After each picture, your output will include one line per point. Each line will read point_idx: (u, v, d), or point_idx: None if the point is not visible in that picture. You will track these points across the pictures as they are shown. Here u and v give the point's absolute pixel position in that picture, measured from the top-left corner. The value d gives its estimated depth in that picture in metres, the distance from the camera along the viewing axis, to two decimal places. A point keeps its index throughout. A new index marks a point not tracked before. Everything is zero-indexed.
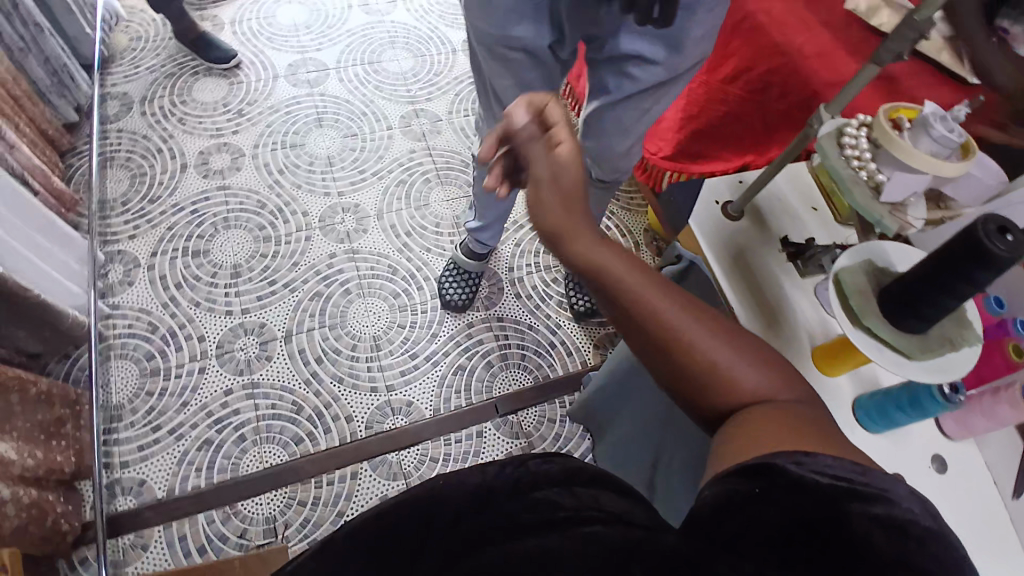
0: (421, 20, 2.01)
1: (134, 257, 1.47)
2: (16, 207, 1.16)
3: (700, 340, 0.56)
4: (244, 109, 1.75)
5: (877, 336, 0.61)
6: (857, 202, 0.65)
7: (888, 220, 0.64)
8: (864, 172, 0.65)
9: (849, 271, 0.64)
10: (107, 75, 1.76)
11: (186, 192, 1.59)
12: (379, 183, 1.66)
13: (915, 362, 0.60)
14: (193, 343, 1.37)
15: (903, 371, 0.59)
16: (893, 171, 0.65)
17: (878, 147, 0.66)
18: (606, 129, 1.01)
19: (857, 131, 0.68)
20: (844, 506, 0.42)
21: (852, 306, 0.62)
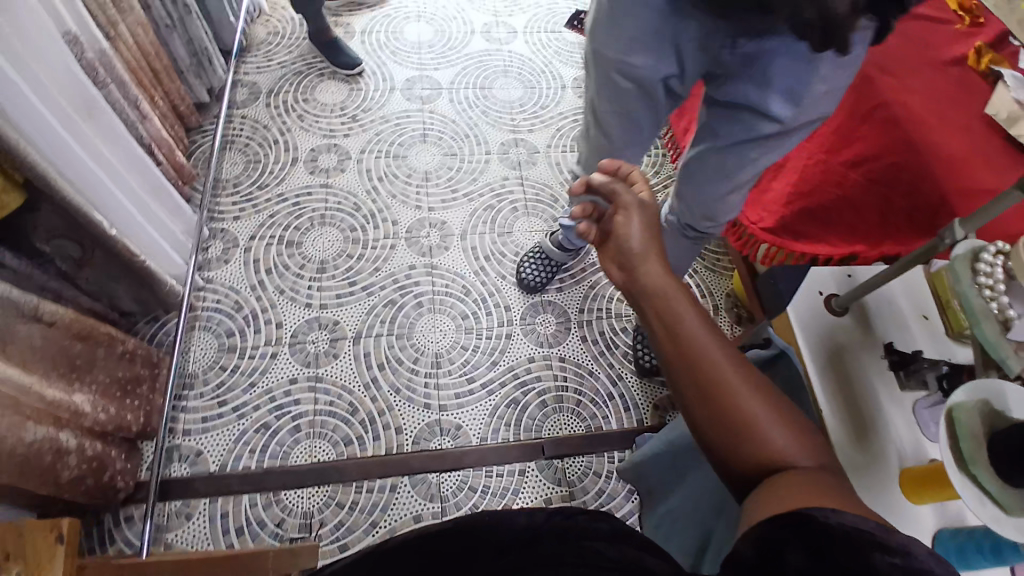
0: (537, 53, 2.06)
1: (235, 236, 1.58)
2: (139, 173, 1.25)
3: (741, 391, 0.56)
4: (358, 115, 1.85)
5: (978, 484, 0.55)
6: (982, 335, 0.61)
7: (1013, 360, 0.60)
8: (994, 305, 0.61)
9: (964, 409, 0.57)
10: (245, 66, 1.91)
11: (291, 185, 1.69)
12: (468, 204, 1.69)
13: (1014, 520, 0.53)
14: (271, 328, 1.44)
15: (999, 528, 0.53)
16: None
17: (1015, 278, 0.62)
18: (704, 170, 1.00)
19: (995, 258, 0.63)
20: (869, 557, 0.40)
21: (959, 448, 0.56)
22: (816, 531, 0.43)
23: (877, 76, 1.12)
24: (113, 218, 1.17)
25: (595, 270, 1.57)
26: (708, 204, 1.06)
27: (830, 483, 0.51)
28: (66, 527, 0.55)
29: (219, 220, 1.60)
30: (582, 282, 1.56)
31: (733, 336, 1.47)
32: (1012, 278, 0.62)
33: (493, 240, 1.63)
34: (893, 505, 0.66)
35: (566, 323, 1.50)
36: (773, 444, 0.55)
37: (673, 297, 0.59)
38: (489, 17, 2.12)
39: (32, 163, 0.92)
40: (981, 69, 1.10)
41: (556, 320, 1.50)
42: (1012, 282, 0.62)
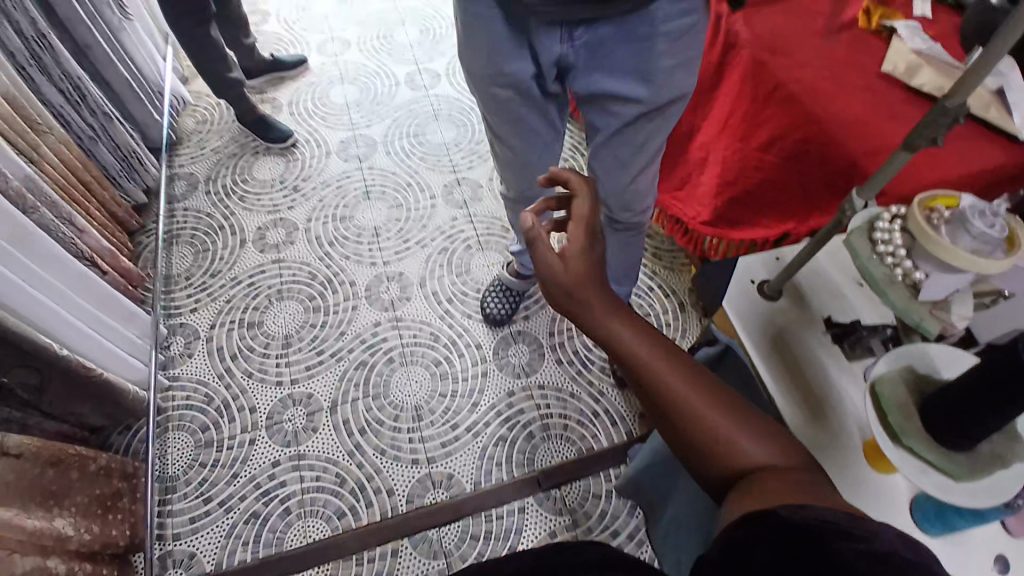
0: (463, 91, 2.11)
1: (195, 329, 1.56)
2: (82, 287, 1.24)
3: (705, 410, 0.58)
4: (299, 185, 1.86)
5: (920, 456, 0.58)
6: (893, 303, 0.64)
7: (926, 323, 0.63)
8: (899, 271, 0.64)
9: (883, 382, 0.62)
10: (179, 159, 1.92)
11: (244, 266, 1.68)
12: (422, 251, 1.70)
13: (962, 485, 0.58)
14: (246, 414, 1.41)
15: (948, 496, 0.57)
16: (930, 269, 0.63)
17: (914, 239, 0.64)
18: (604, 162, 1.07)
19: (891, 224, 0.66)
20: (832, 544, 0.41)
21: (892, 424, 0.59)
22: (786, 532, 0.43)
23: (767, 60, 1.15)
24: (63, 337, 1.16)
25: None
26: (622, 195, 1.12)
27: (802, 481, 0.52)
28: None
29: (176, 316, 1.58)
30: (547, 305, 1.57)
31: (703, 329, 1.49)
32: (911, 240, 0.64)
33: (453, 281, 1.64)
34: (865, 485, 0.67)
35: (539, 348, 1.50)
36: (746, 454, 0.56)
37: (624, 335, 0.61)
38: (411, 66, 2.17)
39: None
40: (873, 28, 1.17)
41: (528, 348, 1.50)
42: (913, 244, 0.64)
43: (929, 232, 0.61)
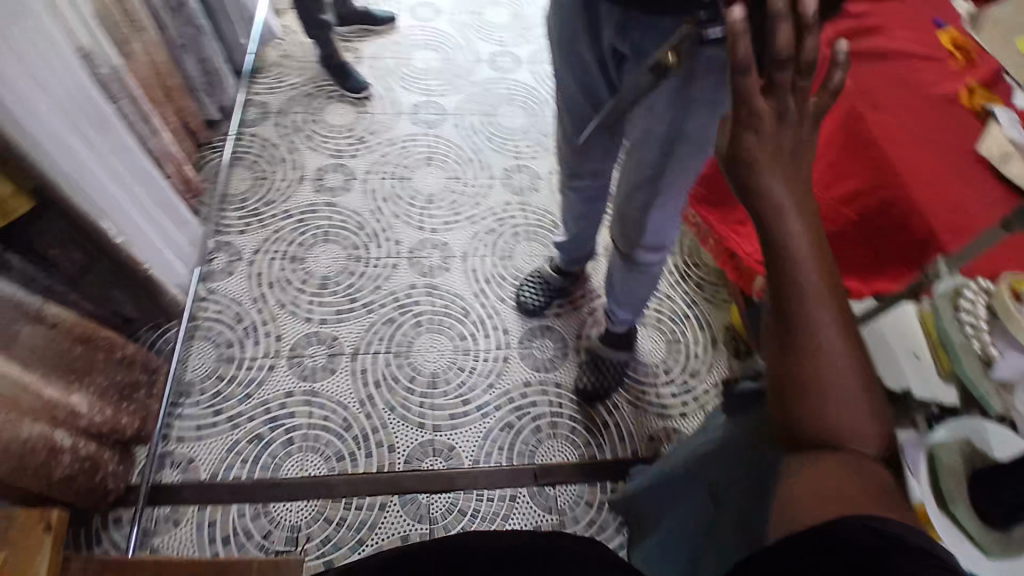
0: (541, 83, 2.11)
1: (239, 249, 1.60)
2: (147, 185, 1.27)
3: (837, 362, 0.49)
4: (366, 137, 1.89)
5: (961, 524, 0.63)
6: (965, 372, 0.73)
7: (993, 398, 0.71)
8: (976, 343, 0.74)
9: (940, 447, 0.66)
10: (256, 88, 1.96)
11: (297, 202, 1.72)
12: (471, 228, 1.72)
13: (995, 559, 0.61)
14: (270, 340, 1.44)
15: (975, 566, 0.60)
16: (1009, 348, 0.71)
17: (996, 318, 0.74)
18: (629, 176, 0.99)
19: (974, 300, 0.76)
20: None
21: (942, 488, 0.64)
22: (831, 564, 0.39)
23: (866, 113, 1.19)
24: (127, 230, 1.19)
25: (594, 297, 1.59)
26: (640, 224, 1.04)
27: (886, 485, 0.46)
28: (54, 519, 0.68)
29: (224, 235, 1.62)
30: (580, 308, 1.57)
31: (730, 368, 1.48)
32: (992, 319, 0.74)
33: (494, 262, 1.65)
34: None
35: (563, 348, 1.51)
36: (847, 418, 0.49)
37: (789, 231, 0.48)
38: (496, 47, 2.19)
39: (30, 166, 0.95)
40: (974, 108, 1.15)
41: (553, 345, 1.51)
42: (994, 322, 0.73)
43: (1013, 313, 0.71)
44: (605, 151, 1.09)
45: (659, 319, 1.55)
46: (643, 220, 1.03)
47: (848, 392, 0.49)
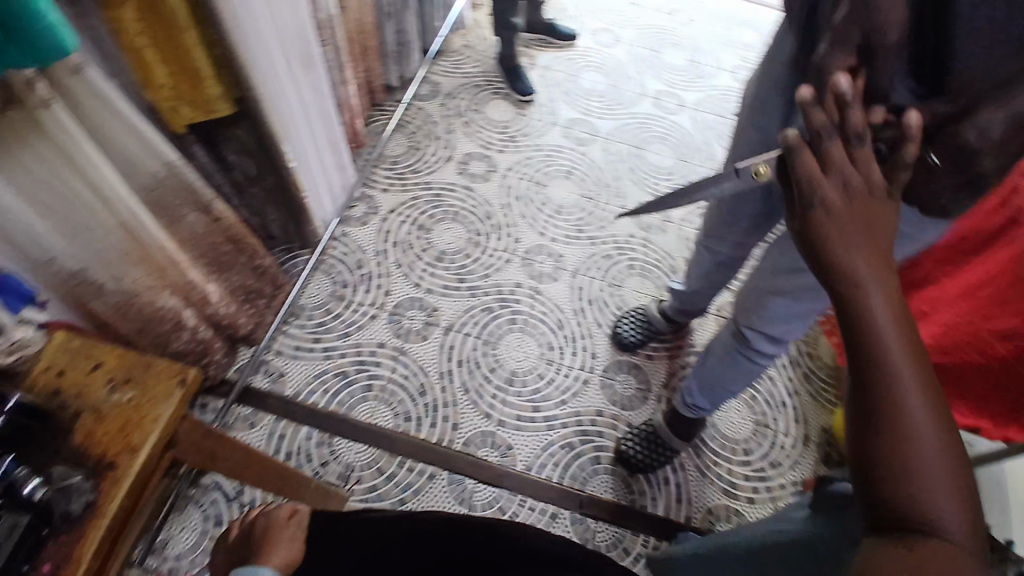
0: (699, 131, 2.09)
1: (377, 205, 1.72)
2: (325, 125, 1.41)
3: (917, 424, 0.49)
4: (517, 137, 1.97)
5: None
6: None
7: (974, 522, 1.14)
8: None
9: None
10: (436, 69, 2.11)
11: (440, 178, 1.82)
12: (589, 248, 1.74)
13: None
14: (379, 293, 1.54)
15: None
16: None
17: None
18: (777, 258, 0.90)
19: None
20: None
21: None
22: None
23: None
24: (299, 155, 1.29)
25: (692, 352, 1.54)
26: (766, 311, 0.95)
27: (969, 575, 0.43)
28: None
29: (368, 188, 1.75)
30: (675, 359, 1.53)
31: (815, 472, 1.38)
32: None
33: (602, 286, 1.65)
34: None
35: (646, 391, 1.48)
36: (931, 497, 0.47)
37: (867, 289, 0.51)
38: (664, 86, 2.20)
39: (246, 82, 1.08)
40: None
41: (636, 385, 1.48)
42: None
43: None
44: (750, 217, 1.03)
45: (754, 397, 1.47)
46: (768, 300, 0.94)
47: (935, 468, 0.48)
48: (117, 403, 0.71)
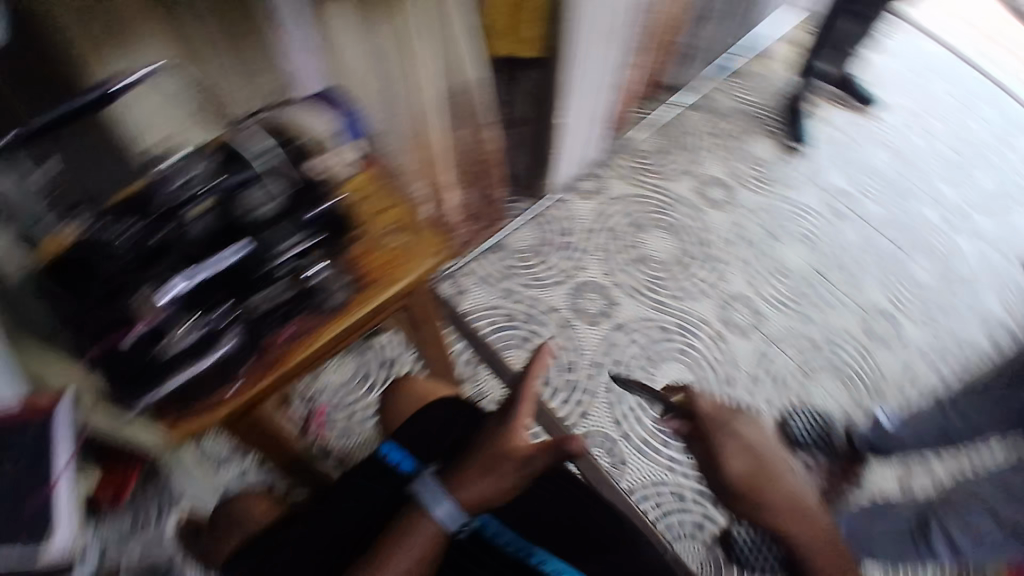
0: (989, 267, 1.68)
1: (608, 189, 1.72)
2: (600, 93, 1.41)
3: None
4: (771, 182, 1.80)
5: None
6: None
7: None
8: None
9: None
10: (723, 80, 1.97)
11: (675, 189, 1.74)
12: (794, 325, 1.57)
13: None
14: (574, 268, 1.57)
15: None
16: None
17: None
18: None
19: None
20: None
21: None
22: None
23: None
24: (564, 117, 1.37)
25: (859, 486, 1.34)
26: None
27: None
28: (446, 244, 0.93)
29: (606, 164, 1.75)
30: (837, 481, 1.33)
31: None
32: None
33: (790, 369, 1.51)
34: None
35: None
36: None
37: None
38: (966, 197, 1.79)
39: None
40: None
41: None
42: None
43: None
44: None
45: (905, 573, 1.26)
46: None
47: None
48: (384, 247, 0.91)
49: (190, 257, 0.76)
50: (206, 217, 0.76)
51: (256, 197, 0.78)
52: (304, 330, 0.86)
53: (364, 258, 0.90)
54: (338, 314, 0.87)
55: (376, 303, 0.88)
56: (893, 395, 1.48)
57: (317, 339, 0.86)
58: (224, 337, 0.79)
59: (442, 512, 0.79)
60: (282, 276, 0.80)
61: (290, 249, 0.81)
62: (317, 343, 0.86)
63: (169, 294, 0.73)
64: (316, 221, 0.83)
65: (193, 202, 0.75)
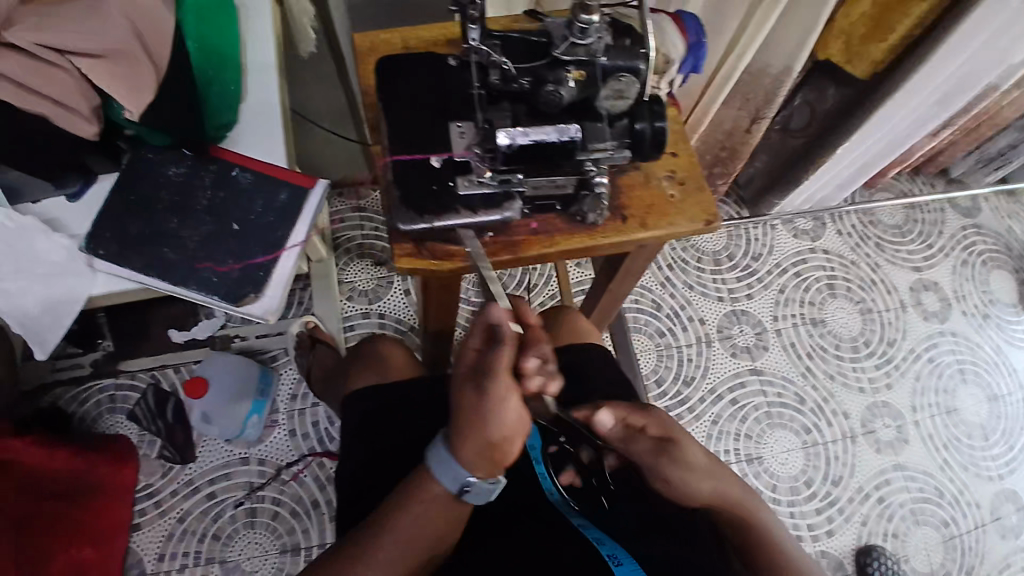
0: None
1: (820, 237, 1.43)
2: (870, 161, 1.11)
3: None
4: (994, 325, 1.40)
5: None
6: None
7: None
8: None
9: None
10: (992, 195, 1.49)
11: (891, 275, 1.42)
12: (934, 472, 1.28)
13: None
14: (740, 300, 1.37)
15: None
16: None
17: None
18: None
19: None
20: None
21: None
22: None
23: None
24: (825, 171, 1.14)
25: None
26: None
27: None
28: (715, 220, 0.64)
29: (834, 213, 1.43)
30: None
31: None
32: None
33: (901, 508, 1.25)
34: None
35: None
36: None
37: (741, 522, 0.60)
38: None
39: None
40: None
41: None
42: None
43: None
44: None
45: None
46: None
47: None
48: (656, 186, 0.65)
49: (529, 114, 0.58)
50: (574, 85, 0.55)
51: (629, 84, 0.56)
52: (552, 232, 0.63)
53: (631, 189, 0.65)
54: (596, 228, 0.63)
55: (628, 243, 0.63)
56: None
57: (559, 242, 0.62)
58: (512, 203, 0.59)
59: (449, 480, 0.58)
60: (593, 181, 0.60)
61: (602, 155, 0.59)
62: (559, 247, 0.62)
63: (505, 137, 0.55)
64: (660, 134, 0.59)
65: (565, 57, 0.54)
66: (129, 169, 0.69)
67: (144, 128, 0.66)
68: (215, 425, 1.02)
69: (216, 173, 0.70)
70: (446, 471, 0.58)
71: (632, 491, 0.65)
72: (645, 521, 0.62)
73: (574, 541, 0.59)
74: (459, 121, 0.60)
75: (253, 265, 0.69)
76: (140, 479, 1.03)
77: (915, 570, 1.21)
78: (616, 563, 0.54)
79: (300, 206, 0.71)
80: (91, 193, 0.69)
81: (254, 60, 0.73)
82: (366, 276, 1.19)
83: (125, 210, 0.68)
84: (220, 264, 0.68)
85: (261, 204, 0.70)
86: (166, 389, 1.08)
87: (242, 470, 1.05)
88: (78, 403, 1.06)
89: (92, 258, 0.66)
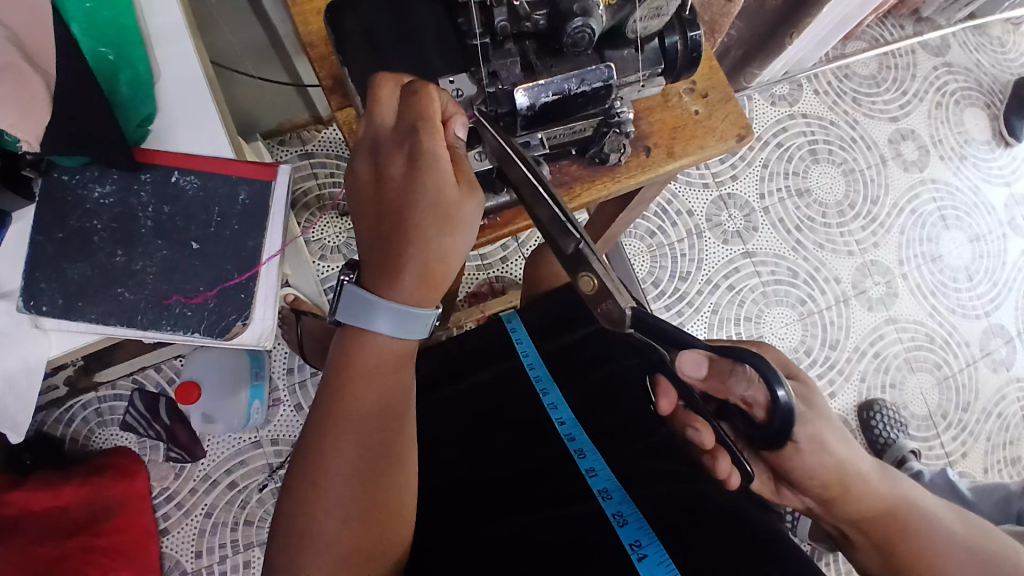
0: None
1: (798, 101, 1.33)
2: (852, 13, 1.01)
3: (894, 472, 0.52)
4: (975, 162, 1.35)
5: None
6: None
7: None
8: None
9: None
10: (961, 30, 1.40)
11: (871, 129, 1.34)
12: (927, 318, 1.25)
13: None
14: (726, 180, 1.27)
15: None
16: None
17: None
18: None
19: None
20: None
21: None
22: None
23: None
24: (809, 31, 1.05)
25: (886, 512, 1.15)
26: None
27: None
28: (750, 136, 0.59)
29: (811, 74, 1.33)
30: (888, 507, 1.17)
31: None
32: None
33: (896, 359, 1.22)
34: None
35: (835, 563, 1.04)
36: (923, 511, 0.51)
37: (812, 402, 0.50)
38: None
39: None
40: None
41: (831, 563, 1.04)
42: None
43: None
44: None
45: None
46: None
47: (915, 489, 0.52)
48: (678, 106, 0.59)
49: (540, 51, 0.49)
50: (603, 13, 0.46)
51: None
52: (568, 181, 0.58)
53: (650, 113, 0.59)
54: (615, 170, 0.58)
55: (658, 174, 0.58)
56: (976, 428, 1.20)
57: (580, 193, 0.57)
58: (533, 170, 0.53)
59: (384, 321, 0.44)
60: (619, 119, 0.53)
61: (630, 88, 0.52)
62: (581, 199, 0.57)
63: (525, 98, 0.48)
64: (694, 49, 0.51)
65: None
66: (49, 202, 0.59)
67: (52, 155, 0.55)
68: (220, 422, 0.97)
69: (153, 184, 0.62)
70: (384, 305, 0.43)
71: (647, 446, 0.55)
72: (646, 469, 0.52)
73: (570, 502, 0.49)
74: (449, 75, 0.50)
75: (231, 287, 0.61)
76: (154, 486, 0.99)
77: (917, 415, 1.20)
78: (621, 524, 0.45)
79: (266, 203, 0.63)
80: (10, 236, 0.60)
81: (158, 28, 0.63)
82: (335, 232, 1.08)
83: (59, 251, 0.59)
84: (191, 295, 0.61)
85: (219, 210, 0.62)
86: (153, 391, 1.01)
87: (257, 453, 1.01)
88: (65, 425, 1.00)
89: (36, 316, 0.58)
